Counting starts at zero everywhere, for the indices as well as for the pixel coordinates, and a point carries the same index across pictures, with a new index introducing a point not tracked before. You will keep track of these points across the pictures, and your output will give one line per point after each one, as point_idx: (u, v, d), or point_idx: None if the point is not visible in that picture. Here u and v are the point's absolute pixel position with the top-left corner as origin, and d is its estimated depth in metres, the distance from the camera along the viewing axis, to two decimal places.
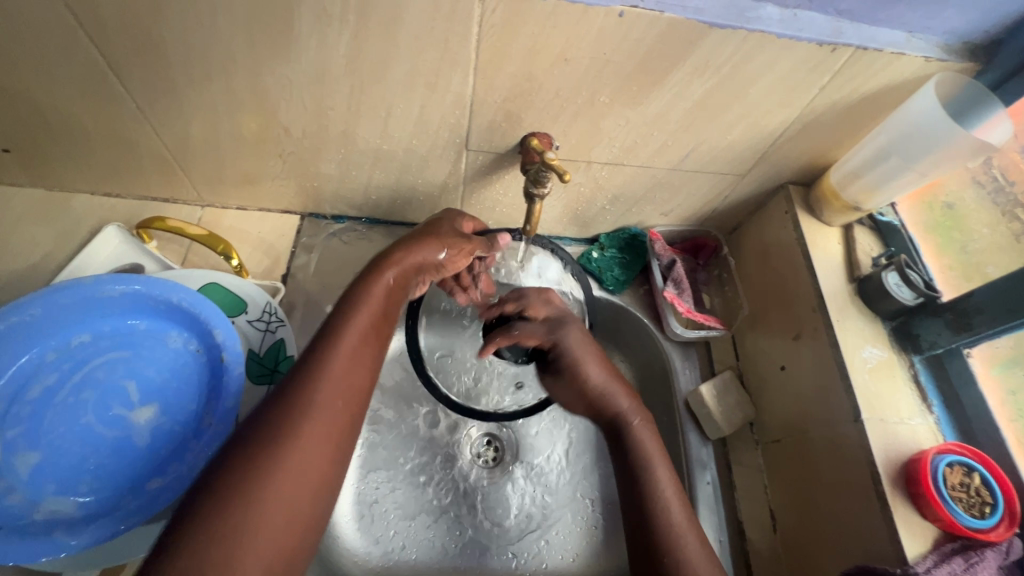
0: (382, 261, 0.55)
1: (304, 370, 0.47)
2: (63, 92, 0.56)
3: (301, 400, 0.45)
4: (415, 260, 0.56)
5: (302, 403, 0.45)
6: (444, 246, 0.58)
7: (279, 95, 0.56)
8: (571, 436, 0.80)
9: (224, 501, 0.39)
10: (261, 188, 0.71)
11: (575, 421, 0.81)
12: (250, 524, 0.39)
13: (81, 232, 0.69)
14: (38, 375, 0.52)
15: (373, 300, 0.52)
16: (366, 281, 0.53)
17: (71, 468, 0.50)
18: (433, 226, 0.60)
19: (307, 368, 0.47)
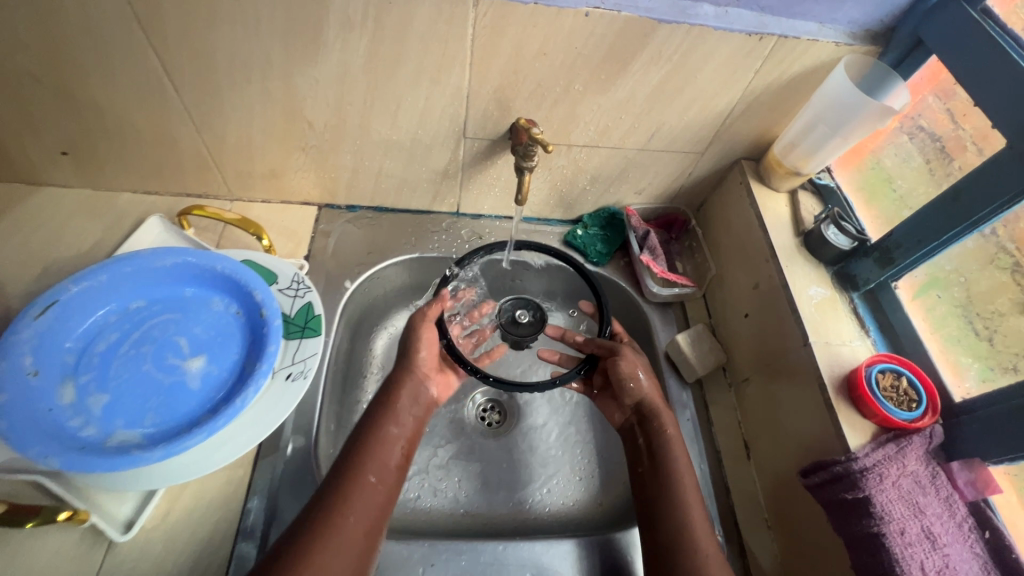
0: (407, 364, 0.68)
1: (362, 433, 0.62)
2: (123, 97, 0.66)
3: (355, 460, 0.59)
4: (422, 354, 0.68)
5: (356, 460, 0.59)
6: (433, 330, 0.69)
7: (306, 93, 0.67)
8: (565, 398, 0.89)
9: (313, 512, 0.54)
10: (285, 181, 0.81)
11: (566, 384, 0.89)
12: (328, 531, 0.53)
13: (126, 223, 0.78)
14: (104, 332, 0.61)
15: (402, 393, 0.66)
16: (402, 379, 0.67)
17: (135, 406, 0.57)
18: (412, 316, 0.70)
19: (364, 432, 0.62)
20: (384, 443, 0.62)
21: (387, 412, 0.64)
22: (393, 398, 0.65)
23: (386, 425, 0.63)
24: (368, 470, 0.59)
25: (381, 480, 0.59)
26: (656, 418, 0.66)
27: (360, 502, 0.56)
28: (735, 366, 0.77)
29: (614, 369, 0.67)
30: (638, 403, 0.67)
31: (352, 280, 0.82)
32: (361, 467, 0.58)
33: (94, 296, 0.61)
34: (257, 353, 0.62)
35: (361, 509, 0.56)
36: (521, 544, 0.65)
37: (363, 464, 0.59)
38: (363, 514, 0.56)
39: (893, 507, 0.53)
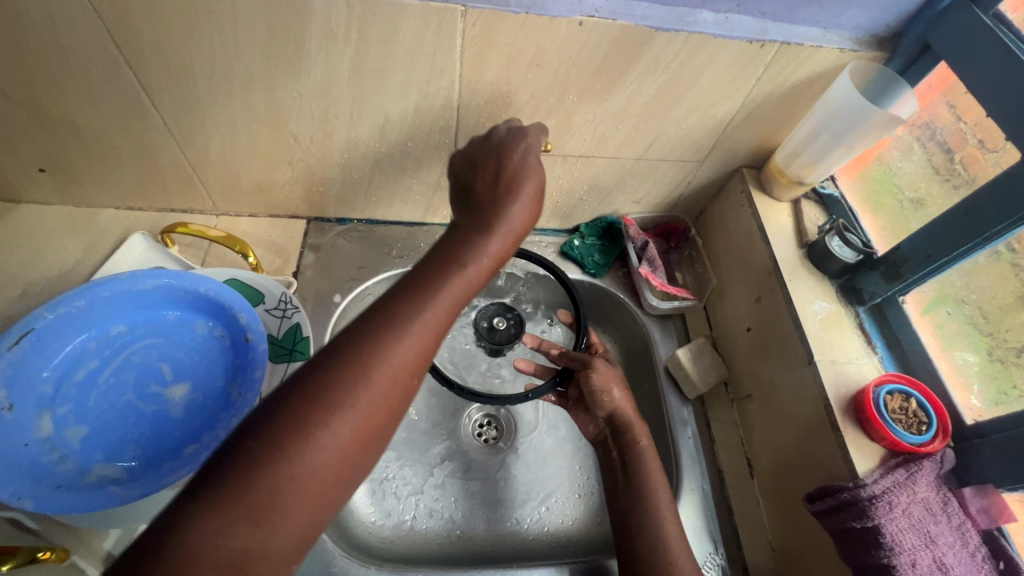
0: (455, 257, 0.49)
1: (376, 329, 0.43)
2: (99, 113, 0.63)
3: (365, 352, 0.41)
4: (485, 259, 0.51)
5: (365, 355, 0.41)
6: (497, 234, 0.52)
7: (291, 106, 0.64)
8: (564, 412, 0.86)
9: (291, 404, 0.38)
10: (272, 195, 0.79)
11: None
12: (299, 452, 0.37)
13: (108, 241, 0.76)
14: (81, 360, 0.58)
15: (454, 287, 0.47)
16: (447, 268, 0.48)
17: (115, 438, 0.55)
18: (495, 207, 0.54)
19: (379, 327, 0.43)
20: (393, 370, 0.42)
21: (404, 321, 0.44)
22: (414, 310, 0.45)
23: (406, 337, 0.43)
24: (366, 399, 0.40)
25: (381, 415, 0.41)
26: (628, 430, 0.65)
27: (336, 443, 0.39)
28: (737, 382, 0.75)
29: (586, 382, 0.66)
30: (611, 414, 0.66)
31: (342, 296, 0.79)
32: (360, 385, 0.40)
33: (72, 323, 0.59)
34: (243, 379, 0.60)
35: (339, 453, 0.39)
36: None
37: (353, 382, 0.40)
38: (347, 435, 0.39)
39: (904, 536, 0.51)
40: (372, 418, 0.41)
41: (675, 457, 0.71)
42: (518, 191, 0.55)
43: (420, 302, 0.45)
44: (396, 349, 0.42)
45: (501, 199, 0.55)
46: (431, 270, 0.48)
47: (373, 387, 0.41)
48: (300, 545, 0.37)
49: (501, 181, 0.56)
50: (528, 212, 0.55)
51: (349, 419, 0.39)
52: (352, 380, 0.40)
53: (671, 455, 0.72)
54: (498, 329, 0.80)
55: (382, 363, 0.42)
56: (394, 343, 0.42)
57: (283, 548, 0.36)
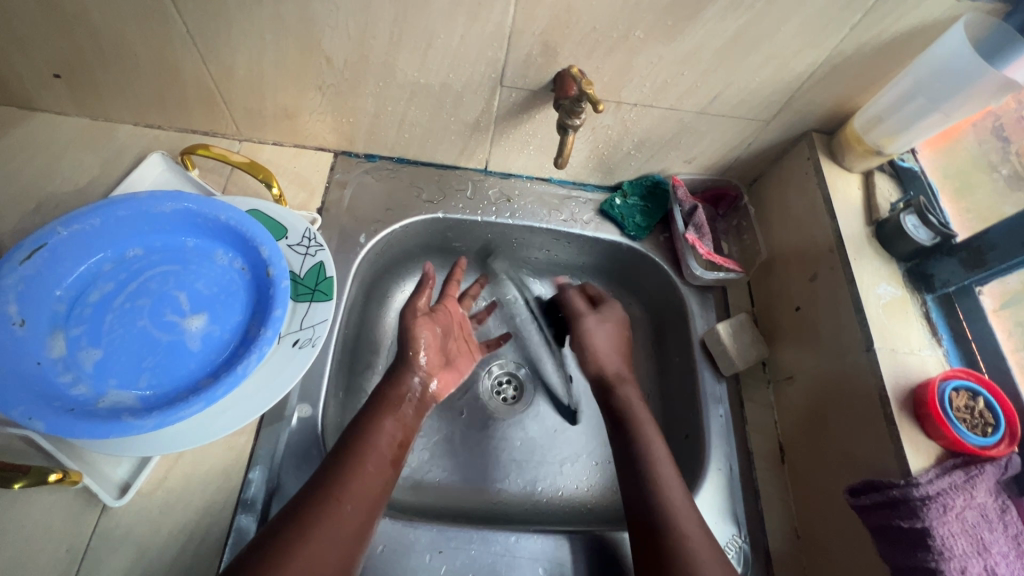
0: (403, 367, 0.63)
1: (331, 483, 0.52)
2: (116, 14, 0.58)
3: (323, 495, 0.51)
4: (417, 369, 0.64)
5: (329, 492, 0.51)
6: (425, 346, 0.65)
7: (325, 21, 0.58)
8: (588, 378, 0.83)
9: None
10: (299, 122, 0.73)
11: None
12: None
13: (126, 159, 0.72)
14: (97, 282, 0.56)
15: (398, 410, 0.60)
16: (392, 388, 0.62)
17: (130, 365, 0.53)
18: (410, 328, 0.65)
19: (329, 486, 0.52)
20: (359, 493, 0.53)
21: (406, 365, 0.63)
22: (380, 416, 0.59)
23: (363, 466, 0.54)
24: (333, 521, 0.50)
25: (380, 467, 0.55)
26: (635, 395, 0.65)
27: (361, 481, 0.53)
28: (778, 363, 0.70)
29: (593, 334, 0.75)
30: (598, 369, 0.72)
31: (367, 236, 0.75)
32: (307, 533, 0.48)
33: (87, 242, 0.56)
34: (263, 315, 0.57)
35: (360, 490, 0.53)
36: (527, 538, 0.61)
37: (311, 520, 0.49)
38: None
39: (955, 541, 0.48)
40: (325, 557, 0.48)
41: (704, 435, 0.68)
42: (412, 364, 0.64)
43: (366, 434, 0.57)
44: (354, 470, 0.53)
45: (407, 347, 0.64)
46: (365, 416, 0.58)
47: (326, 527, 0.49)
48: (349, 558, 0.50)
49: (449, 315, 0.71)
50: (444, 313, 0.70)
51: (359, 474, 0.53)
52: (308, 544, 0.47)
53: (700, 431, 0.69)
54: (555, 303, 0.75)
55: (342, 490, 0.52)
56: (340, 490, 0.52)
57: (331, 559, 0.48)
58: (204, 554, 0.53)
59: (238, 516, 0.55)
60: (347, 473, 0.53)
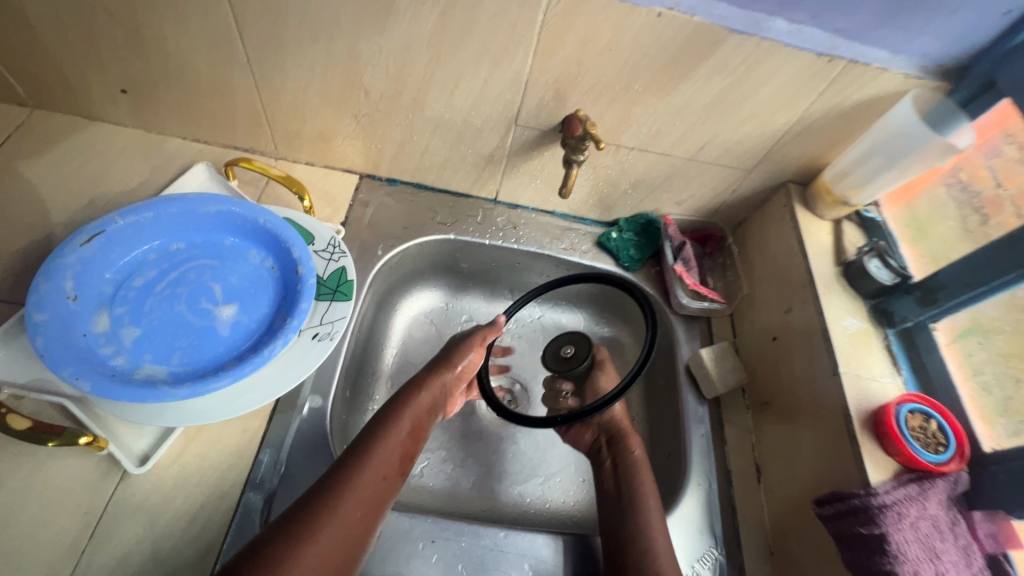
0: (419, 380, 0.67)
1: (338, 484, 0.54)
2: (189, 41, 0.67)
3: (331, 498, 0.53)
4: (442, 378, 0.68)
5: (338, 493, 0.54)
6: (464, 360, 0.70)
7: (368, 60, 0.67)
8: None
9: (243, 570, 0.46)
10: (332, 145, 0.82)
11: None
12: None
13: (173, 167, 0.80)
14: (142, 269, 0.62)
15: (406, 418, 0.63)
16: (403, 399, 0.65)
17: (165, 343, 0.58)
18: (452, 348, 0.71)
19: (337, 488, 0.54)
20: (367, 498, 0.55)
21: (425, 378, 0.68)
22: (391, 425, 0.61)
23: (371, 471, 0.57)
24: (341, 523, 0.52)
25: (388, 475, 0.58)
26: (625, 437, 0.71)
27: (368, 485, 0.56)
28: (756, 389, 0.76)
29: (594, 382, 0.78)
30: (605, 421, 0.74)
31: (383, 250, 0.82)
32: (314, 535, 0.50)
33: (138, 233, 0.62)
34: (288, 308, 0.62)
35: (367, 497, 0.55)
36: (516, 535, 0.64)
37: (319, 522, 0.51)
38: None
39: (909, 548, 0.52)
40: (330, 557, 0.50)
41: (685, 452, 0.72)
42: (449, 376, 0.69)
43: (375, 441, 0.59)
44: (363, 474, 0.56)
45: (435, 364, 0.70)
46: (377, 423, 0.61)
47: (332, 528, 0.51)
48: (351, 560, 0.52)
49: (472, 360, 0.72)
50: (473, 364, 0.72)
51: (367, 478, 0.56)
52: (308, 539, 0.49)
53: (682, 449, 0.73)
54: (571, 356, 0.77)
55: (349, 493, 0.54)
56: (347, 496, 0.54)
57: (334, 560, 0.50)
58: (212, 526, 0.57)
59: (245, 494, 0.59)
60: (356, 477, 0.56)
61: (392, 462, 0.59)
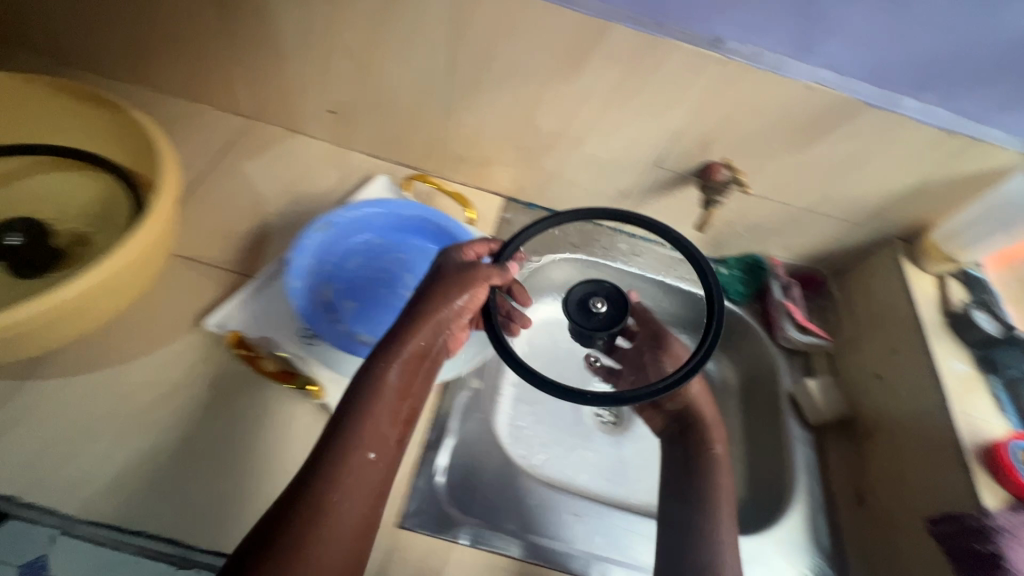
0: (416, 324, 0.60)
1: (331, 460, 0.54)
2: (403, 78, 0.82)
3: (321, 473, 0.53)
4: (438, 317, 0.61)
5: (331, 468, 0.53)
6: (466, 292, 0.61)
7: (547, 104, 0.81)
8: None
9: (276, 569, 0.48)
10: (488, 170, 0.95)
11: None
12: None
13: (357, 177, 0.95)
14: (355, 255, 0.79)
15: (394, 377, 0.59)
16: (387, 352, 0.58)
17: (372, 317, 0.75)
18: (467, 272, 0.63)
19: (331, 463, 0.54)
20: (360, 475, 0.54)
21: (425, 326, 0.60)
22: (380, 384, 0.57)
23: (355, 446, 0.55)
24: (345, 509, 0.53)
25: (382, 453, 0.57)
26: (705, 432, 0.78)
27: (361, 467, 0.54)
28: (860, 421, 0.83)
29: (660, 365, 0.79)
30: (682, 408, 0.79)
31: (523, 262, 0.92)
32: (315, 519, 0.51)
33: (355, 227, 0.79)
34: None
35: (362, 477, 0.54)
36: (628, 518, 0.76)
37: (314, 500, 0.52)
38: None
39: None
40: (336, 539, 0.52)
41: (791, 471, 0.80)
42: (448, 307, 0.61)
43: (367, 408, 0.56)
44: (354, 447, 0.55)
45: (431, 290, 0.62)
46: (371, 375, 0.58)
47: (330, 509, 0.52)
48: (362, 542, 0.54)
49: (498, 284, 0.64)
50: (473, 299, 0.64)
51: (364, 463, 0.55)
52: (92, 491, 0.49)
53: (788, 469, 0.80)
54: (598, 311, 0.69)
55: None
56: (344, 475, 0.54)
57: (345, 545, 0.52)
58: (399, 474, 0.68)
59: (423, 434, 0.73)
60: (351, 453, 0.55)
61: (382, 436, 0.57)
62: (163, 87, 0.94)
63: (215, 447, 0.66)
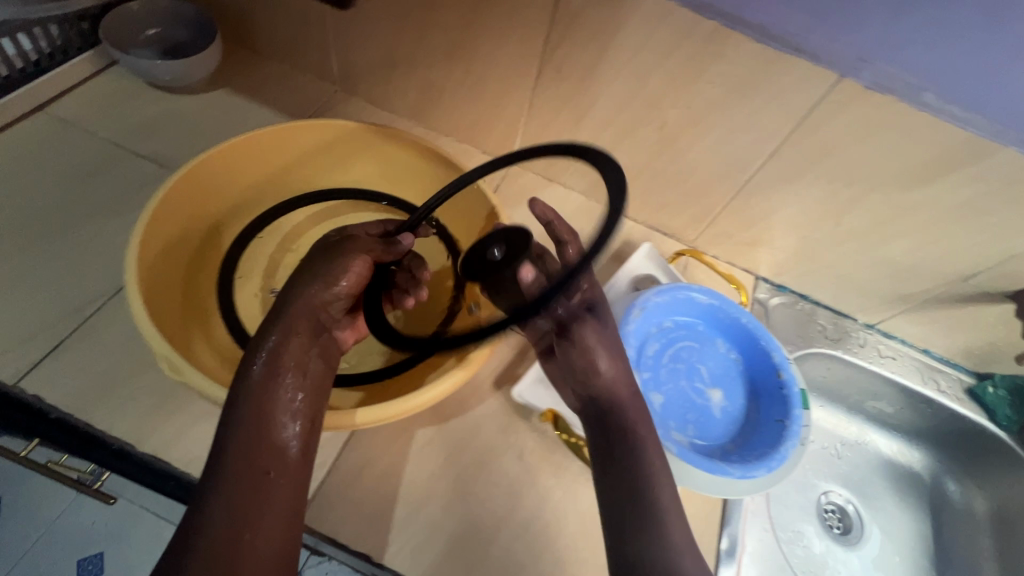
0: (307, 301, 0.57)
1: (242, 455, 0.48)
2: (710, 155, 0.80)
3: (244, 474, 0.48)
4: (324, 297, 0.58)
5: (247, 467, 0.48)
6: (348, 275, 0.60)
7: (866, 204, 0.76)
8: (909, 535, 0.95)
9: None
10: (753, 250, 0.91)
11: (913, 523, 0.96)
12: None
13: (615, 239, 0.93)
14: (651, 341, 0.74)
15: (290, 355, 0.54)
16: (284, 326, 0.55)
17: (681, 414, 0.71)
18: (343, 249, 0.62)
19: (240, 458, 0.48)
20: (278, 468, 0.49)
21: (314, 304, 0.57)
22: (278, 368, 0.52)
23: (269, 437, 0.50)
24: (269, 515, 0.48)
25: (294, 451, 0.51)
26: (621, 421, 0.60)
27: (275, 465, 0.49)
28: None
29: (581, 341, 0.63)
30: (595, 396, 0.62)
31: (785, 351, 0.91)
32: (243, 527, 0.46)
33: (652, 311, 0.74)
34: (768, 407, 0.72)
35: (277, 475, 0.49)
36: None
37: (245, 511, 0.47)
38: None
39: None
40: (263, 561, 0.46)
41: None
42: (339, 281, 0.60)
43: (268, 391, 0.51)
44: (265, 439, 0.50)
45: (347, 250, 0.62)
46: (274, 352, 0.53)
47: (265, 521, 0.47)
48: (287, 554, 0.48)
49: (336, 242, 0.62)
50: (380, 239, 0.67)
51: (276, 458, 0.49)
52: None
53: None
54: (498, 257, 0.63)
55: (207, 509, 0.46)
56: (268, 477, 0.49)
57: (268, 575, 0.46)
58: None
59: (717, 542, 0.69)
60: (266, 453, 0.49)
61: (289, 425, 0.51)
62: (438, 125, 0.96)
63: (522, 533, 0.65)
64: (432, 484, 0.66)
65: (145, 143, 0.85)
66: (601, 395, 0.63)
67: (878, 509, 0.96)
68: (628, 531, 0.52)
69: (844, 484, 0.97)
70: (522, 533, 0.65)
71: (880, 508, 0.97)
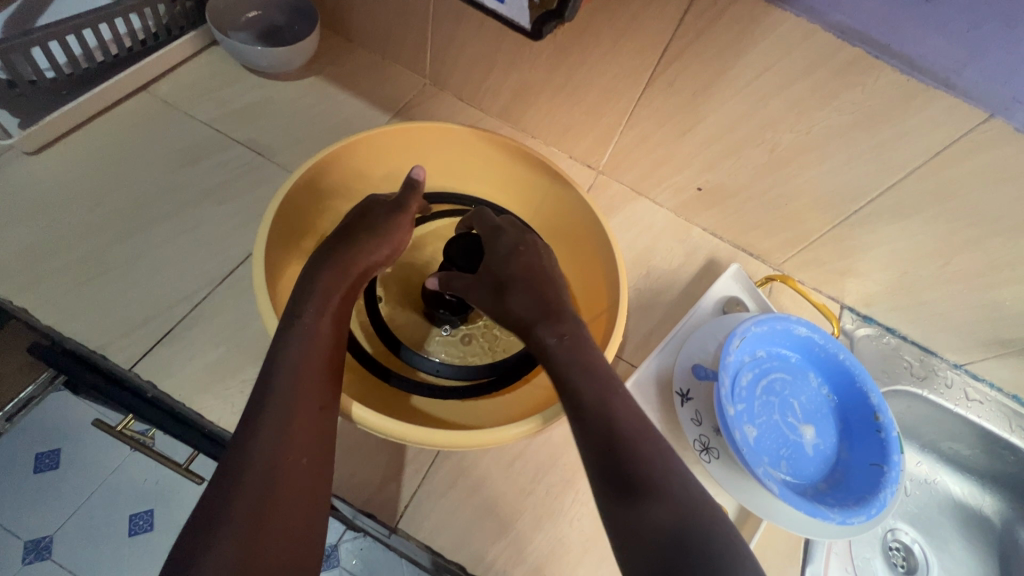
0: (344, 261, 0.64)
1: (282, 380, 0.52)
2: (818, 182, 0.77)
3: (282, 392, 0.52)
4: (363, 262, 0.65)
5: (289, 388, 0.52)
6: (384, 242, 0.68)
7: (981, 247, 0.73)
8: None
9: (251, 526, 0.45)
10: (844, 279, 0.89)
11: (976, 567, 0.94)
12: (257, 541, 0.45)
13: (700, 258, 0.91)
14: (746, 371, 0.72)
15: (328, 300, 0.60)
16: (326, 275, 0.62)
17: (774, 450, 0.70)
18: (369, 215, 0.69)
19: (280, 384, 0.52)
20: (313, 391, 0.53)
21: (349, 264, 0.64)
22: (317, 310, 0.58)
23: (307, 364, 0.54)
24: (303, 427, 0.51)
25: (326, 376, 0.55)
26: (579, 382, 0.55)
27: (312, 387, 0.53)
28: None
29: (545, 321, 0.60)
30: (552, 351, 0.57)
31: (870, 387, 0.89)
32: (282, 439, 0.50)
33: (752, 340, 0.72)
34: (861, 449, 0.71)
35: (313, 400, 0.53)
36: None
37: (284, 425, 0.50)
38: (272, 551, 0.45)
39: None
40: (305, 470, 0.50)
41: None
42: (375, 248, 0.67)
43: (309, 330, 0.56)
44: (306, 363, 0.54)
45: (354, 240, 0.66)
46: (319, 290, 0.60)
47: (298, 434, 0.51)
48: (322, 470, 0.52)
49: (347, 233, 0.67)
50: (403, 239, 0.70)
51: (313, 384, 0.53)
52: (222, 495, 0.47)
53: None
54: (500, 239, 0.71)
55: (249, 428, 0.50)
56: (304, 397, 0.52)
57: (306, 486, 0.49)
58: None
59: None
60: (307, 381, 0.53)
61: (323, 356, 0.56)
62: (526, 126, 0.94)
63: (608, 558, 0.65)
64: (522, 498, 0.67)
65: (241, 131, 0.86)
66: (560, 354, 0.57)
67: (943, 550, 0.95)
68: (623, 513, 0.48)
69: (911, 521, 0.96)
70: (590, 535, 0.66)
71: (944, 550, 0.95)
